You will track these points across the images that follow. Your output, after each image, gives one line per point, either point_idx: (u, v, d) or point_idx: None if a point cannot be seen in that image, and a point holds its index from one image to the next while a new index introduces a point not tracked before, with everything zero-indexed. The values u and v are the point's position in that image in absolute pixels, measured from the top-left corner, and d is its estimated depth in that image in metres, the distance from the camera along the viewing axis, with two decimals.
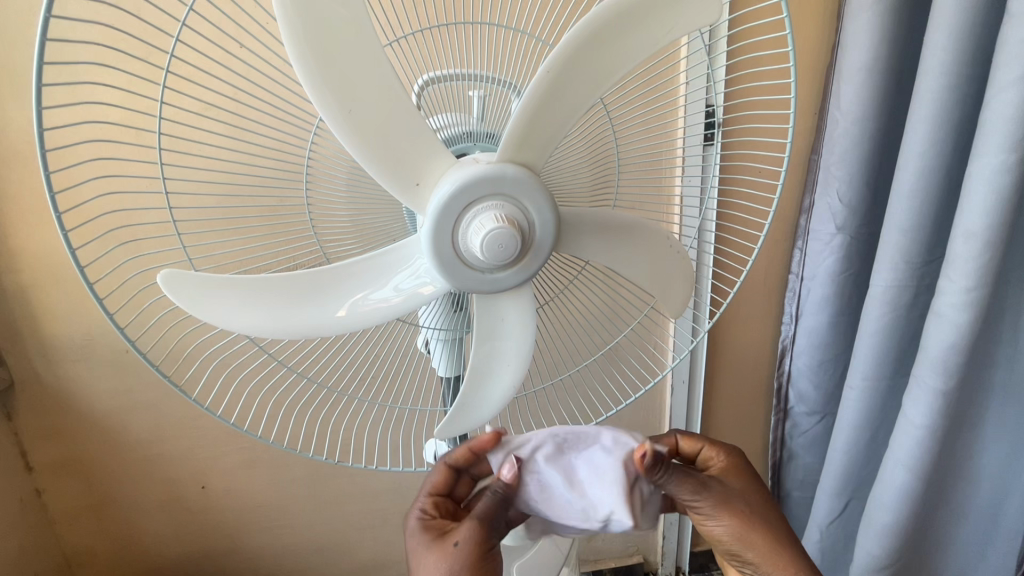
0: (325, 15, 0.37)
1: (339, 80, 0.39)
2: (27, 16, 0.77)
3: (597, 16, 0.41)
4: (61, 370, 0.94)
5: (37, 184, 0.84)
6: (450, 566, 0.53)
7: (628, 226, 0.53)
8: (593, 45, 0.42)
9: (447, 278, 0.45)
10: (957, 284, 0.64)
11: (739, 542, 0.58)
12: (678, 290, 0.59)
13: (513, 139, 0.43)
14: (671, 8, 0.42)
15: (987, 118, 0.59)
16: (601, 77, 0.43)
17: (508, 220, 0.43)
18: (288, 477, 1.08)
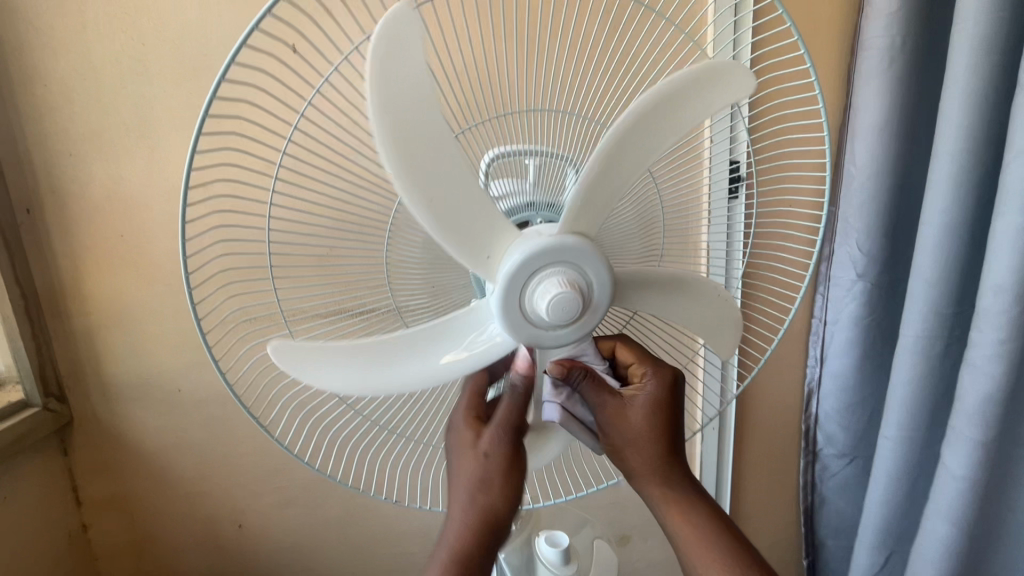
0: (409, 118, 0.43)
1: (420, 169, 0.44)
2: (118, 89, 0.87)
3: (647, 99, 0.46)
4: (118, 407, 0.99)
5: (113, 236, 0.92)
6: (479, 469, 0.52)
7: (679, 277, 0.57)
8: (640, 124, 0.47)
9: (515, 336, 0.50)
10: (989, 336, 0.66)
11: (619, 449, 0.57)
12: (726, 336, 0.62)
13: (572, 214, 0.48)
14: (701, 89, 0.47)
15: (1008, 180, 0.63)
16: (646, 155, 0.48)
17: (570, 284, 0.47)
18: (321, 517, 1.09)
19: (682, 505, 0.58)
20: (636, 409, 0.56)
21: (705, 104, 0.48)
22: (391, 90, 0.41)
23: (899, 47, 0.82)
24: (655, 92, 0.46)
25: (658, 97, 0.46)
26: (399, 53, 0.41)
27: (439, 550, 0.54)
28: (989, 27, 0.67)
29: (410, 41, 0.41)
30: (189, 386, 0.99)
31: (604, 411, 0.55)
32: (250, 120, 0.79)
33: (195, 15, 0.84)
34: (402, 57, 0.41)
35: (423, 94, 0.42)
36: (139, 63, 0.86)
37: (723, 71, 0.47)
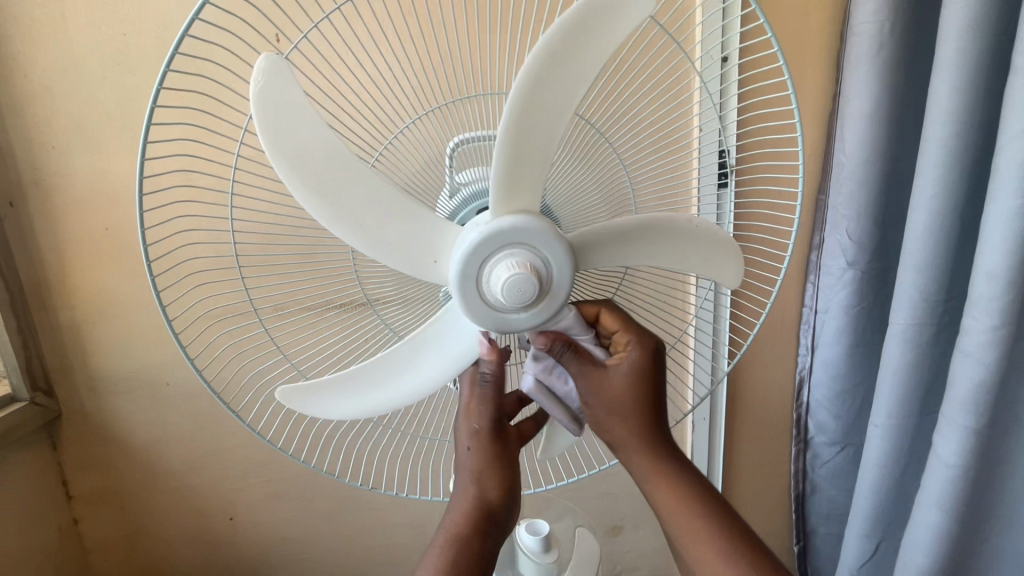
0: (315, 164, 0.44)
1: (341, 204, 0.46)
2: (98, 83, 0.86)
3: (534, 57, 0.43)
4: (106, 401, 0.99)
5: (97, 229, 0.92)
6: (463, 461, 0.58)
7: (655, 225, 0.55)
8: (541, 84, 0.44)
9: (480, 324, 0.49)
10: (981, 323, 0.65)
11: (611, 412, 0.56)
12: (726, 264, 0.60)
13: (502, 178, 0.46)
14: (601, 14, 0.43)
15: (1000, 163, 0.62)
16: (564, 95, 0.45)
17: (522, 264, 0.46)
18: (312, 509, 1.10)
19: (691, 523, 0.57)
20: (614, 378, 0.55)
21: (611, 28, 0.43)
22: (292, 142, 0.43)
23: (887, 31, 0.81)
24: (541, 47, 0.43)
25: (545, 55, 0.43)
26: (282, 107, 0.42)
27: (437, 541, 0.57)
28: (978, 7, 0.65)
29: (291, 94, 0.42)
30: (176, 379, 0.98)
31: (585, 380, 0.55)
32: (232, 111, 0.79)
33: (173, 5, 0.83)
34: (287, 111, 0.42)
35: (324, 141, 0.44)
36: (120, 54, 0.85)
37: None
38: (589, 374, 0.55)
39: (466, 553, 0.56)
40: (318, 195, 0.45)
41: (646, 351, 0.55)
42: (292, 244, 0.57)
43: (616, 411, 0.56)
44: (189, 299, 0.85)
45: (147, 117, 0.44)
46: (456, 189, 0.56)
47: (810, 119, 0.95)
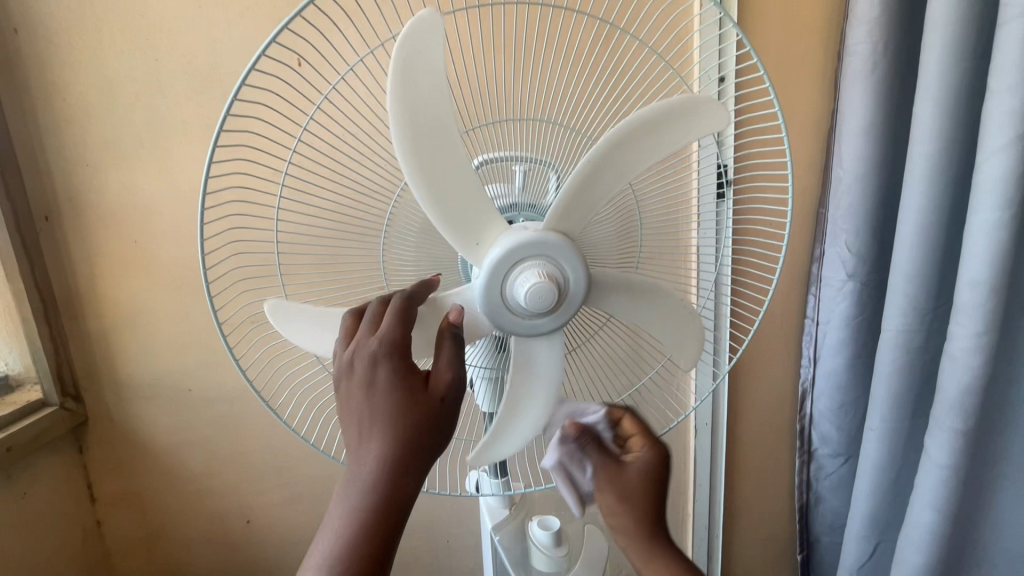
0: (422, 108, 0.47)
1: (424, 152, 0.49)
2: (135, 105, 0.91)
3: (610, 137, 0.51)
4: (131, 407, 1.04)
5: (129, 242, 0.97)
6: (418, 417, 0.46)
7: (651, 288, 0.61)
8: (608, 158, 0.51)
9: (495, 323, 0.54)
10: (966, 329, 0.69)
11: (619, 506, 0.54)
12: (690, 346, 0.64)
13: (554, 213, 0.52)
14: (675, 122, 0.52)
15: (980, 179, 0.66)
16: (619, 175, 0.53)
17: (547, 275, 0.51)
18: (327, 514, 1.13)
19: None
20: (629, 475, 0.54)
21: (679, 131, 0.52)
22: (411, 83, 0.46)
23: (878, 54, 0.86)
24: (618, 131, 0.51)
25: (622, 136, 0.51)
26: (426, 47, 0.46)
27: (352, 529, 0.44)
28: (960, 34, 0.70)
29: (437, 39, 0.45)
30: (200, 385, 1.03)
31: (599, 469, 0.55)
32: (261, 131, 0.83)
33: (208, 33, 0.89)
34: (425, 52, 0.46)
35: (436, 96, 0.47)
36: (154, 78, 0.91)
37: (696, 106, 0.51)
38: (602, 465, 0.55)
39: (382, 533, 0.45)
40: (410, 138, 0.48)
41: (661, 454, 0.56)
42: (327, 254, 0.62)
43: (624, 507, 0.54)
44: (221, 307, 0.89)
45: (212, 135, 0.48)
46: None
47: (807, 137, 1.00)
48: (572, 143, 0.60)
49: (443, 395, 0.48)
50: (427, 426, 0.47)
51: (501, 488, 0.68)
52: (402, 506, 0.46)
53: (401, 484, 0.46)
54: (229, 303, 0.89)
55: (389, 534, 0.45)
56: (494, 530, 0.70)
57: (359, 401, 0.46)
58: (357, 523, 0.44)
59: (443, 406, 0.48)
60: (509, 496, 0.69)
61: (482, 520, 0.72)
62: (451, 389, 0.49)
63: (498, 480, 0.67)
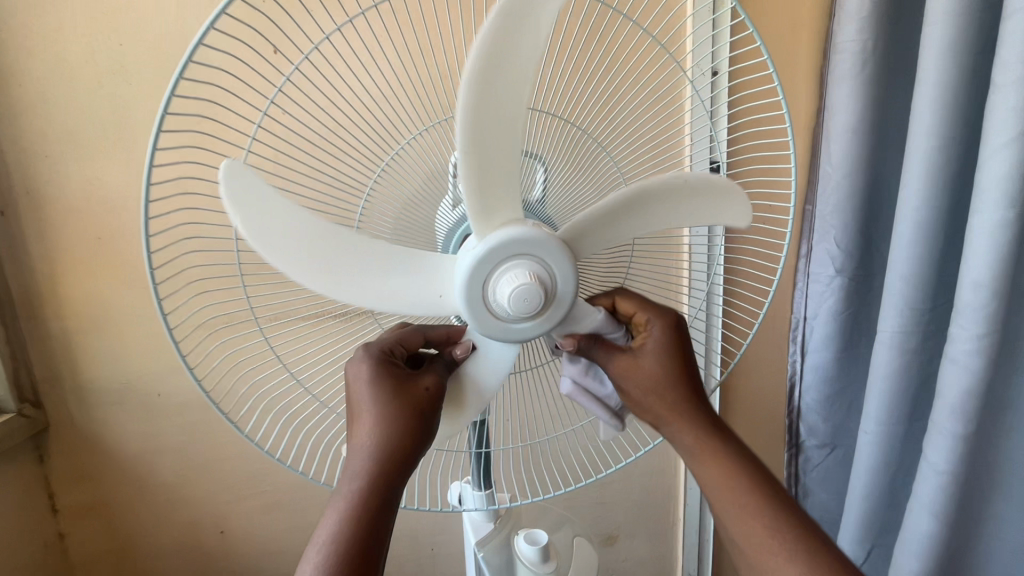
0: (303, 242, 0.47)
1: (333, 270, 0.48)
2: (92, 93, 0.86)
3: (473, 62, 0.42)
4: (95, 413, 0.98)
5: (90, 238, 0.91)
6: (404, 412, 0.50)
7: (634, 195, 0.52)
8: (492, 81, 0.44)
9: (506, 339, 0.50)
10: (968, 331, 0.66)
11: (653, 395, 0.57)
12: (726, 208, 0.55)
13: (479, 208, 0.47)
14: (512, 19, 0.42)
15: (983, 176, 0.63)
16: (512, 99, 0.45)
17: (519, 273, 0.47)
18: (304, 521, 1.08)
19: (726, 465, 0.58)
20: (647, 362, 0.56)
21: (526, 27, 0.43)
22: (275, 228, 0.46)
23: (870, 48, 0.83)
24: (479, 52, 0.42)
25: (478, 67, 0.43)
26: (259, 202, 0.45)
27: (342, 515, 0.48)
28: (958, 26, 0.67)
29: (261, 192, 0.45)
30: (168, 390, 0.97)
31: (617, 369, 0.56)
32: (226, 120, 0.79)
33: (168, 16, 0.84)
34: (261, 209, 0.45)
35: (306, 223, 0.47)
36: (114, 64, 0.85)
37: None
38: (619, 361, 0.56)
39: (370, 519, 0.49)
40: (314, 268, 0.48)
41: (667, 322, 0.57)
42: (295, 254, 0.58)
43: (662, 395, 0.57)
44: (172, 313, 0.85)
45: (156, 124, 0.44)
46: (459, 200, 0.56)
47: (799, 134, 0.97)
48: (554, 129, 0.57)
49: (430, 388, 0.51)
50: (414, 419, 0.50)
51: (486, 502, 0.64)
52: (390, 498, 0.50)
53: (390, 473, 0.49)
54: (195, 308, 0.84)
55: (378, 523, 0.49)
56: (478, 545, 0.66)
57: (356, 404, 0.51)
58: (346, 512, 0.48)
59: (430, 399, 0.51)
60: (494, 511, 0.65)
61: (466, 536, 0.68)
62: (438, 385, 0.52)
63: (481, 493, 0.64)
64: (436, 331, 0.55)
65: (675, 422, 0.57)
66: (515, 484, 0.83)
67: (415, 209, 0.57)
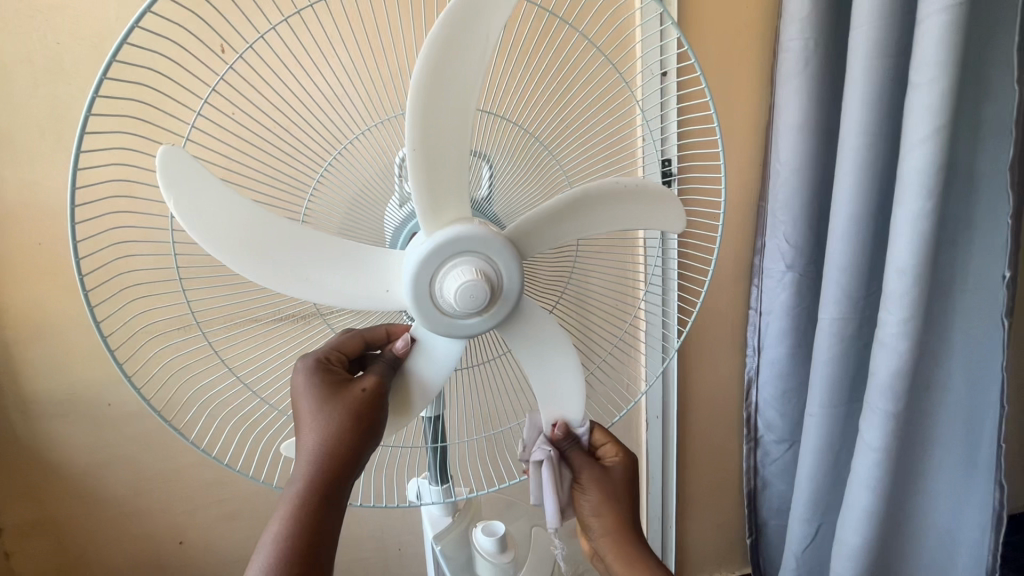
0: (243, 234, 0.47)
1: (275, 264, 0.48)
2: (30, 93, 0.82)
3: (417, 82, 0.44)
4: (41, 428, 0.94)
5: (30, 244, 0.87)
6: (344, 411, 0.51)
7: (575, 202, 0.54)
8: (439, 94, 0.45)
9: (460, 335, 0.52)
10: (895, 315, 0.71)
11: (605, 507, 0.63)
12: (667, 211, 0.58)
13: (426, 210, 0.48)
14: (457, 39, 0.44)
15: (905, 170, 0.68)
16: (459, 111, 0.46)
17: (468, 270, 0.48)
18: (266, 527, 1.07)
19: None
20: (612, 478, 0.64)
21: (473, 43, 0.45)
22: (210, 222, 0.46)
23: (813, 46, 0.85)
24: (420, 74, 0.44)
25: (425, 80, 0.45)
26: (190, 187, 0.45)
27: (280, 524, 0.49)
28: (884, 29, 0.72)
29: (195, 179, 0.45)
30: (119, 399, 0.94)
31: (585, 475, 0.62)
32: (174, 122, 0.77)
33: (112, 14, 0.81)
34: (194, 195, 0.45)
35: (243, 212, 0.47)
36: (54, 65, 0.82)
37: (468, 9, 0.43)
38: (591, 469, 0.63)
39: (310, 522, 0.50)
40: (253, 263, 0.48)
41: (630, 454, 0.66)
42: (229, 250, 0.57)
43: (617, 507, 0.64)
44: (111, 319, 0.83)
45: (82, 113, 0.42)
46: (406, 199, 0.57)
47: (748, 132, 1.00)
48: (505, 133, 0.59)
49: (367, 389, 0.52)
50: (351, 419, 0.50)
51: (444, 495, 0.65)
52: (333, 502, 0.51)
53: (332, 476, 0.50)
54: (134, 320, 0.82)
55: (320, 526, 0.50)
56: (436, 539, 0.67)
57: (300, 409, 0.52)
58: (286, 518, 0.49)
59: (368, 400, 0.51)
60: (452, 503, 0.66)
61: (424, 529, 0.68)
62: (377, 385, 0.52)
63: (439, 486, 0.65)
64: (374, 332, 0.56)
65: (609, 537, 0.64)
66: (474, 478, 0.84)
67: (361, 209, 0.57)
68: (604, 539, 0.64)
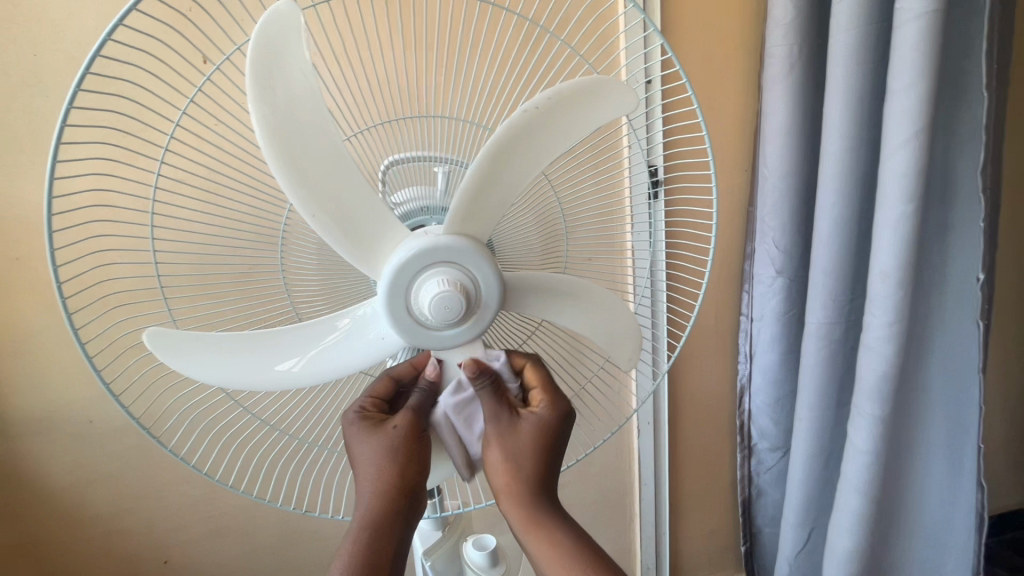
0: (243, 360, 0.50)
1: (284, 372, 0.51)
2: (8, 104, 0.81)
3: (265, 138, 0.43)
4: (20, 446, 0.92)
5: (8, 258, 0.86)
6: (387, 450, 0.52)
7: (501, 149, 0.48)
8: (282, 125, 0.43)
9: (447, 343, 0.51)
10: (879, 319, 0.72)
11: (512, 461, 0.55)
12: (606, 98, 0.49)
13: (344, 241, 0.48)
14: (271, 75, 0.42)
15: (886, 175, 0.69)
16: (322, 139, 0.45)
17: (437, 280, 0.48)
18: (253, 544, 1.05)
19: (553, 540, 0.55)
20: (525, 430, 0.55)
21: (288, 70, 0.42)
22: (212, 363, 0.49)
23: (796, 55, 0.86)
24: (264, 129, 0.43)
25: (271, 130, 0.43)
26: (184, 345, 0.48)
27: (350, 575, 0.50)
28: (862, 37, 0.73)
29: (186, 335, 0.49)
30: (101, 415, 0.92)
31: (490, 425, 0.54)
32: (158, 133, 0.76)
33: (95, 25, 0.81)
34: (188, 349, 0.49)
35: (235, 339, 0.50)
36: (34, 75, 0.81)
37: (262, 42, 0.41)
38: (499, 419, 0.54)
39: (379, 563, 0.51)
40: (270, 379, 0.51)
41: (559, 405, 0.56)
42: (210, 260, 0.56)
43: (523, 460, 0.55)
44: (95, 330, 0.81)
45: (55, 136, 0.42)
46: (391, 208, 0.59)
47: (735, 139, 1.01)
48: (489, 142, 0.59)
49: (400, 425, 0.53)
50: (392, 458, 0.52)
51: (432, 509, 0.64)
52: (397, 540, 0.52)
53: (390, 515, 0.52)
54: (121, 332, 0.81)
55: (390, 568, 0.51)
56: (425, 555, 0.66)
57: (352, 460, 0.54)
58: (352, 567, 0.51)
59: (402, 435, 0.53)
60: (440, 518, 0.65)
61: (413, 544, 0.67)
62: (410, 420, 0.53)
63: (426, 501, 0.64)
64: (400, 369, 0.57)
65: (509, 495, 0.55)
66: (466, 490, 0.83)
67: None
68: (513, 506, 0.56)
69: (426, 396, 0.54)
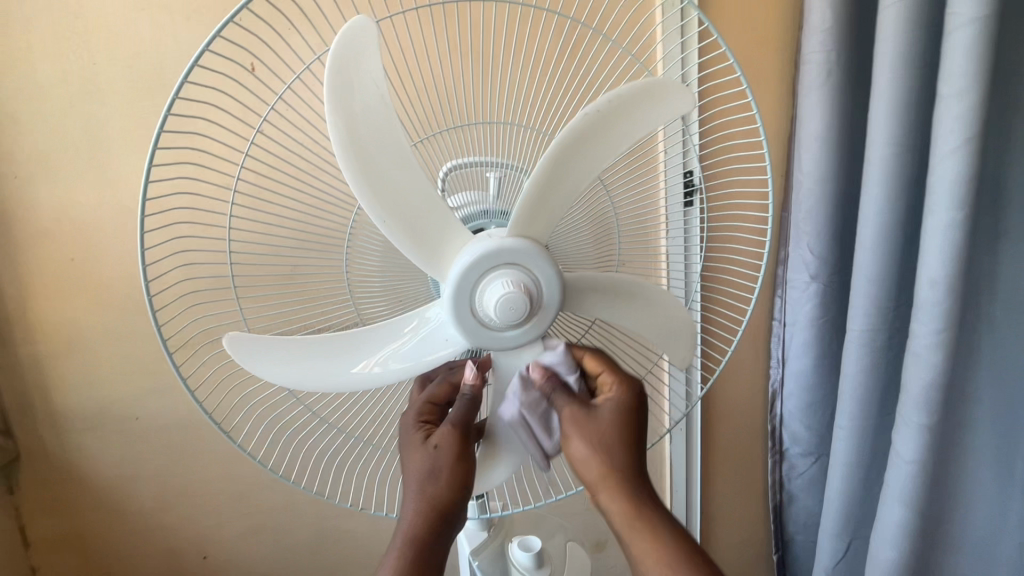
0: (314, 362, 0.51)
1: (353, 375, 0.52)
2: (65, 112, 0.84)
3: (341, 148, 0.45)
4: (69, 442, 0.95)
5: (63, 260, 0.89)
6: (427, 468, 0.52)
7: (562, 155, 0.49)
8: (355, 135, 0.45)
9: (511, 343, 0.52)
10: (927, 327, 0.71)
11: (599, 448, 0.52)
12: (663, 102, 0.49)
13: (411, 245, 0.49)
14: (346, 88, 0.43)
15: (934, 182, 0.68)
16: (395, 147, 0.46)
17: (501, 282, 0.49)
18: (289, 541, 1.06)
19: (659, 535, 0.50)
20: (605, 417, 0.53)
21: (363, 82, 0.44)
22: (283, 365, 0.51)
23: (835, 59, 0.86)
24: (340, 140, 0.45)
25: (346, 140, 0.45)
26: (257, 347, 0.50)
27: None
28: (907, 42, 0.72)
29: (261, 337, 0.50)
30: (147, 413, 0.95)
31: (567, 414, 0.53)
32: (207, 139, 0.78)
33: (147, 35, 0.83)
34: (263, 350, 0.50)
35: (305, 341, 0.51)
36: (89, 84, 0.84)
37: (342, 54, 0.42)
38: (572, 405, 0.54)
39: None
40: (338, 381, 0.52)
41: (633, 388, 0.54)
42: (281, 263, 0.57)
43: (612, 450, 0.52)
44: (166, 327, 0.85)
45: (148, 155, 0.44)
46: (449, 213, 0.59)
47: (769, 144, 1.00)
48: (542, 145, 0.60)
49: (439, 444, 0.53)
50: (432, 476, 0.52)
51: (480, 510, 0.64)
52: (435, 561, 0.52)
53: (430, 535, 0.52)
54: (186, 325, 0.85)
55: None
56: (472, 554, 0.66)
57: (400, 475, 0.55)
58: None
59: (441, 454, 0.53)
60: (488, 519, 0.65)
61: (459, 544, 0.68)
62: (448, 438, 0.53)
63: (475, 502, 0.64)
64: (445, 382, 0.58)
65: (607, 488, 0.52)
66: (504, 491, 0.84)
67: None
68: (613, 500, 0.52)
69: (467, 409, 0.55)
